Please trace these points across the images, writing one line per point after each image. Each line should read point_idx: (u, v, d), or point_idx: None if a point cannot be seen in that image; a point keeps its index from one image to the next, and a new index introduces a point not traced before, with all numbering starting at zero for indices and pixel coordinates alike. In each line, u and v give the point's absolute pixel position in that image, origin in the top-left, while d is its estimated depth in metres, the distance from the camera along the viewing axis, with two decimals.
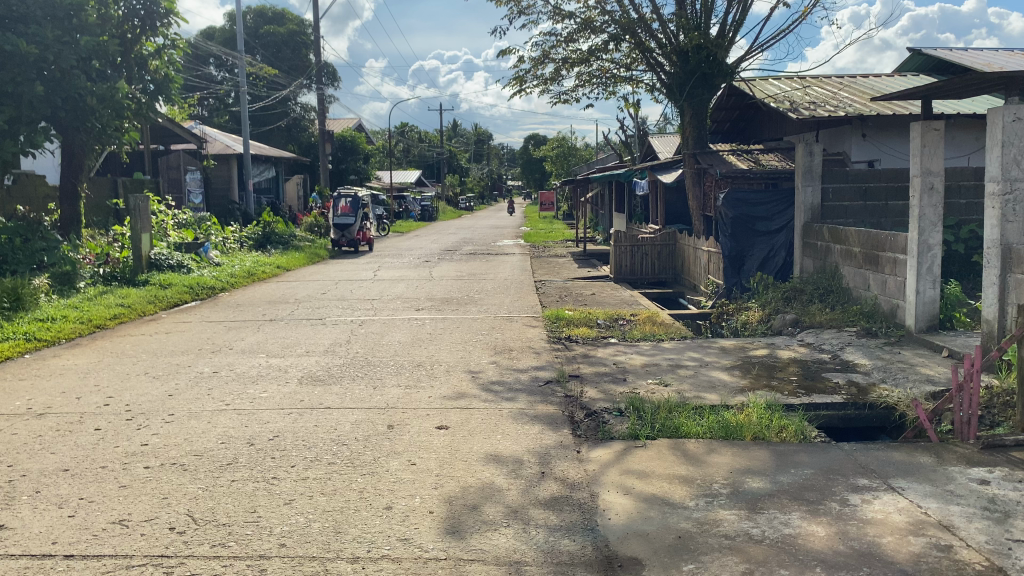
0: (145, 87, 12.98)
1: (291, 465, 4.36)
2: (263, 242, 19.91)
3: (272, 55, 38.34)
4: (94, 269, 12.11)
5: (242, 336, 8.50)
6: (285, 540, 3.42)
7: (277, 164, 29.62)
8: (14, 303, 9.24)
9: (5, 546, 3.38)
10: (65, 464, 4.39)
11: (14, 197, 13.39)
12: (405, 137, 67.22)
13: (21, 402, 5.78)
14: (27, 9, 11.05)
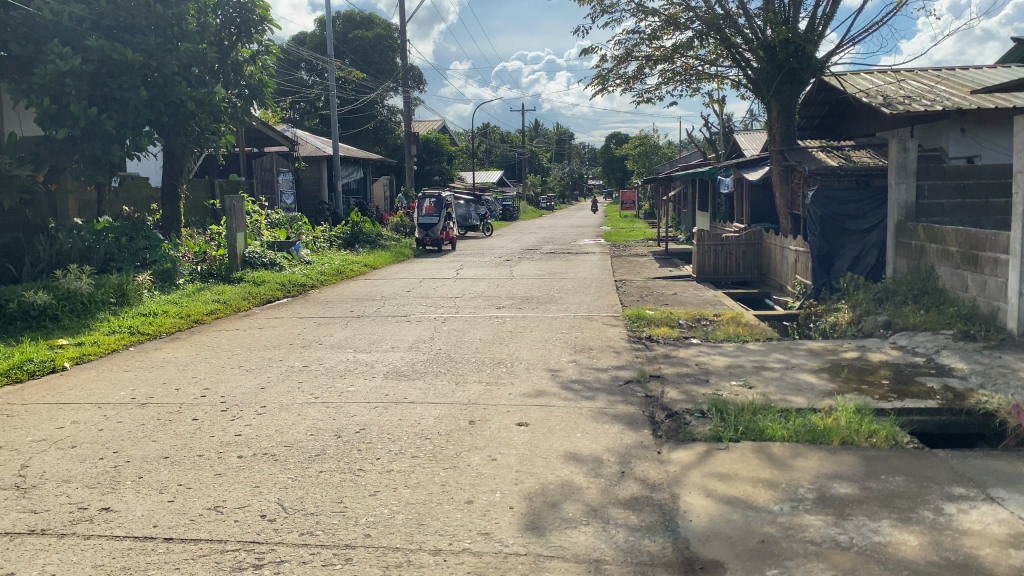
0: (241, 91, 13.56)
1: (377, 457, 4.48)
2: (351, 241, 20.42)
3: (361, 59, 39.27)
4: (193, 267, 12.66)
5: (330, 332, 8.76)
6: (370, 531, 3.51)
7: (364, 165, 30.37)
8: (121, 298, 9.75)
9: (111, 527, 3.58)
10: (165, 452, 4.61)
11: (120, 198, 14.14)
12: (488, 138, 67.77)
13: (125, 392, 6.10)
14: (133, 19, 11.65)
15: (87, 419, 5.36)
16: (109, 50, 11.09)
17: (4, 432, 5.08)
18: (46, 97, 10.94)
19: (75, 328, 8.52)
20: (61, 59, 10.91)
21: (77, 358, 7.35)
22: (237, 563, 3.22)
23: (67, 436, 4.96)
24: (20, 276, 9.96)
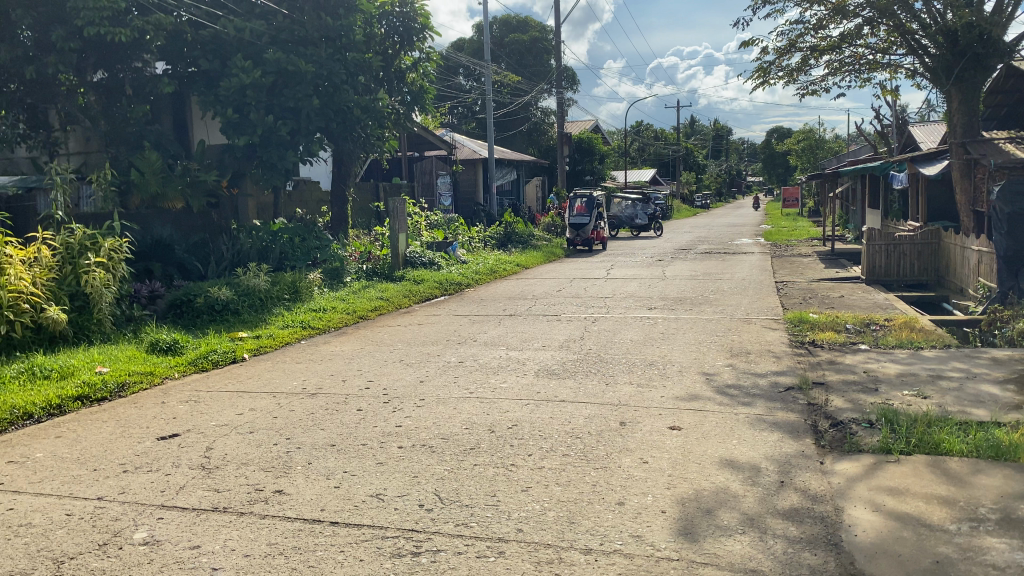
0: (403, 99, 14.18)
1: (528, 453, 4.54)
2: (505, 241, 20.80)
3: (516, 63, 39.92)
4: (359, 266, 13.32)
5: (485, 329, 8.96)
6: (523, 526, 3.56)
7: (518, 166, 30.88)
8: (293, 294, 10.46)
9: (283, 508, 3.83)
10: (332, 440, 4.88)
11: (292, 201, 15.09)
12: (642, 136, 67.02)
13: (297, 382, 6.53)
14: (306, 32, 12.37)
15: (263, 406, 5.76)
16: (284, 62, 11.87)
17: (192, 416, 5.55)
18: (230, 107, 11.90)
19: (254, 321, 9.19)
20: (243, 72, 11.82)
21: (256, 350, 7.93)
22: (396, 550, 3.36)
23: (246, 422, 5.35)
24: (206, 274, 10.88)
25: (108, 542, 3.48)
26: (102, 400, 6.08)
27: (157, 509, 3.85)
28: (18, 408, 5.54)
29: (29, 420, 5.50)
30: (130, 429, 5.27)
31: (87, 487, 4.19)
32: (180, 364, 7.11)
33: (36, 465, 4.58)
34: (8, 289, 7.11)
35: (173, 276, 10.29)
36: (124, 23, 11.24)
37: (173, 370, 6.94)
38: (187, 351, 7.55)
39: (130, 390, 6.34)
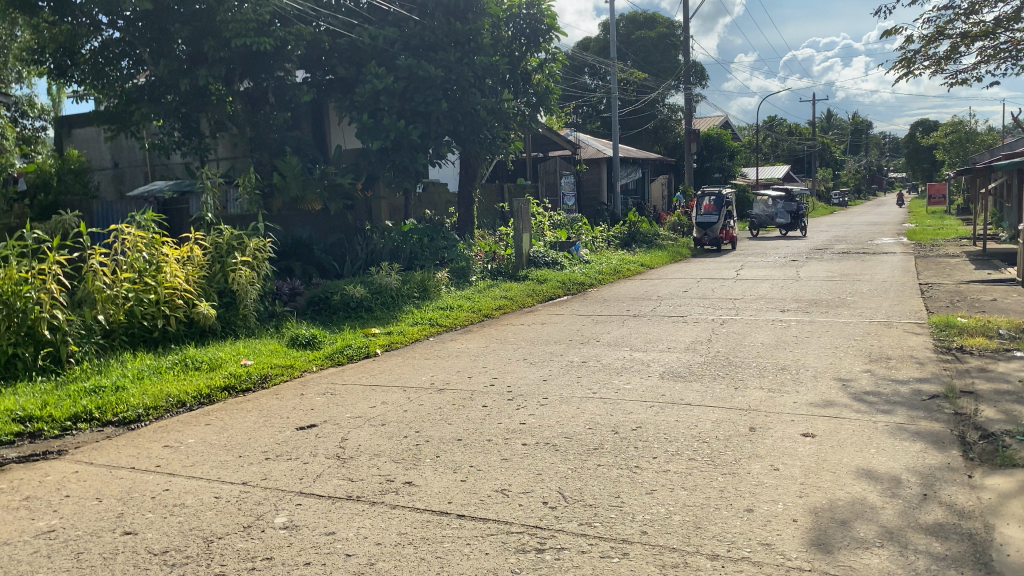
0: (529, 100, 14.36)
1: (653, 456, 4.49)
2: (629, 241, 20.63)
3: (643, 60, 39.43)
4: (484, 266, 13.55)
5: (609, 329, 8.91)
6: (647, 528, 3.53)
7: (643, 165, 30.52)
8: (422, 292, 10.79)
9: (413, 500, 3.95)
10: (459, 435, 4.99)
11: (422, 202, 15.51)
12: (774, 132, 64.75)
13: (425, 377, 6.72)
14: (436, 37, 12.70)
15: (393, 400, 5.96)
16: (416, 68, 12.25)
17: (328, 408, 5.81)
18: (364, 113, 12.37)
19: (385, 317, 9.53)
20: (377, 78, 12.26)
21: (388, 345, 8.22)
22: (520, 545, 3.40)
23: (379, 415, 5.55)
24: (341, 272, 11.35)
25: (251, 525, 3.69)
26: (247, 390, 6.47)
27: (296, 495, 4.06)
28: (173, 396, 5.97)
29: (183, 408, 5.92)
30: (273, 418, 5.58)
31: (233, 472, 4.46)
32: (318, 358, 7.46)
33: (189, 450, 4.92)
34: (166, 285, 7.67)
35: (311, 274, 10.81)
36: (268, 34, 11.90)
37: (312, 364, 7.29)
38: (324, 346, 7.92)
39: (272, 381, 6.71)
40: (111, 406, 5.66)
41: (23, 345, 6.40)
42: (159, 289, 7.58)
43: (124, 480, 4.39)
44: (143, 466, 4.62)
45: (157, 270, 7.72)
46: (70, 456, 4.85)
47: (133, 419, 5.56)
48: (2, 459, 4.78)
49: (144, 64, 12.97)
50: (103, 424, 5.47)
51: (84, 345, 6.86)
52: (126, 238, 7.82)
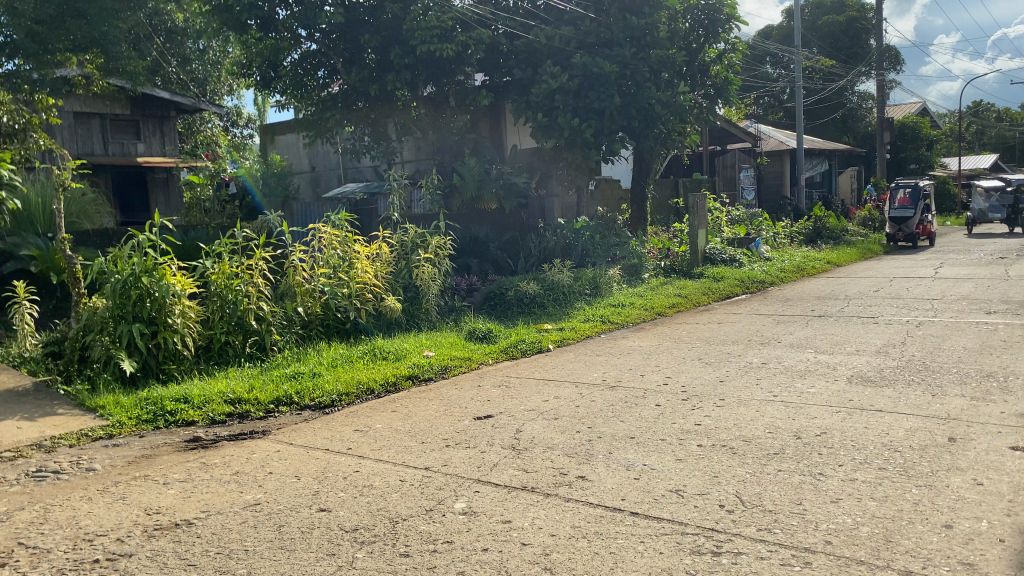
0: (707, 92, 14.00)
1: (839, 464, 4.27)
2: (814, 237, 19.64)
3: (830, 46, 37.35)
4: (658, 263, 13.40)
5: (791, 330, 8.54)
6: (832, 538, 3.37)
7: (830, 157, 28.92)
8: (595, 289, 10.84)
9: (587, 494, 3.99)
10: (632, 433, 4.97)
11: (596, 199, 15.55)
12: (980, 118, 59.27)
13: (598, 374, 6.75)
14: (612, 34, 12.68)
15: (567, 395, 6.04)
16: (591, 65, 12.33)
17: (505, 400, 5.98)
18: (540, 112, 12.58)
19: (559, 313, 9.66)
20: (553, 77, 12.42)
21: (560, 341, 8.33)
22: (696, 547, 3.35)
23: (552, 409, 5.64)
24: (516, 268, 11.62)
25: (433, 509, 3.87)
26: (428, 379, 6.77)
27: (474, 483, 4.21)
28: (363, 384, 6.37)
29: (371, 395, 6.29)
30: (452, 408, 5.81)
31: (417, 457, 4.70)
32: (494, 351, 7.69)
33: (376, 434, 5.23)
34: (356, 280, 8.18)
35: (487, 271, 11.15)
36: (450, 39, 12.35)
37: (488, 356, 7.52)
38: (499, 339, 8.15)
39: (452, 371, 6.99)
40: (308, 391, 6.13)
41: (234, 334, 7.04)
42: (350, 284, 8.10)
43: (319, 460, 4.74)
44: (336, 448, 4.96)
45: (349, 266, 8.26)
46: (272, 436, 5.31)
47: (328, 404, 5.99)
48: (215, 437, 5.30)
49: (338, 73, 13.86)
50: (302, 408, 5.94)
51: (285, 335, 7.45)
52: (322, 236, 8.43)
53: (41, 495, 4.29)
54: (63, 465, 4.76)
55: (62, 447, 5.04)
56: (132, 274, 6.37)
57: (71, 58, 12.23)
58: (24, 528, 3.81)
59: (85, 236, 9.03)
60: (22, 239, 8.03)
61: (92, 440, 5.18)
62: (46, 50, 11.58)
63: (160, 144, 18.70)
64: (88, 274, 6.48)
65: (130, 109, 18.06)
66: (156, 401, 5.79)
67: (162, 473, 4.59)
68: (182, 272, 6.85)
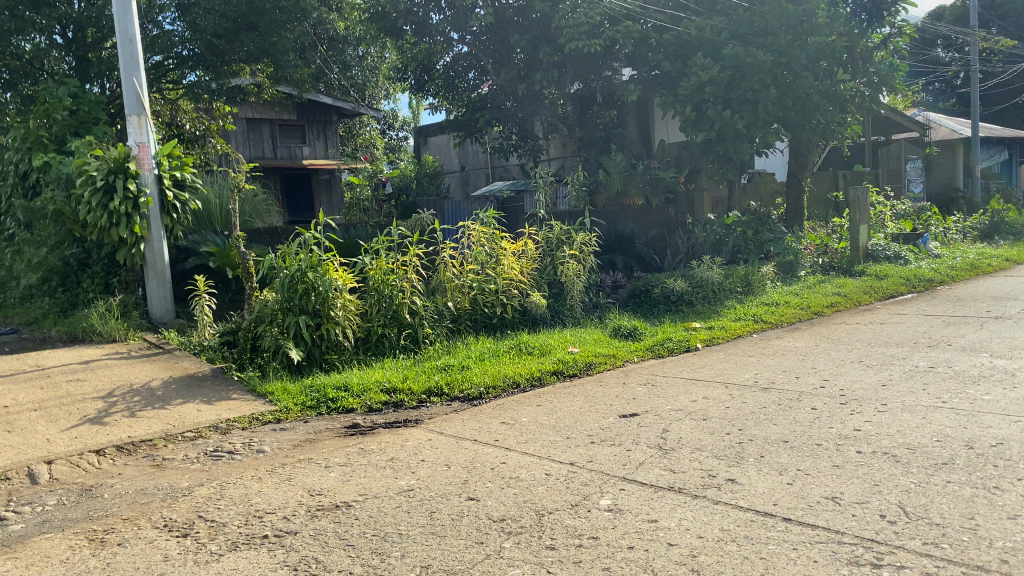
0: (870, 80, 13.26)
1: (1018, 478, 3.95)
2: (990, 232, 18.16)
3: (1012, 24, 34.37)
4: (815, 261, 12.84)
5: (963, 332, 7.95)
6: (1007, 557, 3.13)
7: (1011, 145, 26.65)
8: (747, 288, 10.52)
9: (737, 497, 3.90)
10: (785, 437, 4.81)
11: (748, 194, 15.08)
12: None
13: (750, 374, 6.56)
14: (767, 23, 12.25)
15: (717, 396, 5.91)
16: (743, 55, 11.96)
17: (651, 398, 5.93)
18: (689, 106, 12.31)
19: (707, 312, 9.45)
20: (704, 70, 12.15)
21: (709, 340, 8.15)
22: (854, 558, 3.20)
23: (701, 409, 5.54)
24: (664, 265, 11.48)
25: (579, 504, 3.91)
26: (574, 375, 6.82)
27: (620, 480, 4.21)
28: (510, 377, 6.50)
29: (517, 389, 6.41)
30: (598, 404, 5.83)
31: (563, 452, 4.75)
32: (640, 349, 7.63)
33: (523, 427, 5.34)
34: (503, 276, 8.34)
35: (633, 267, 11.07)
36: (599, 35, 12.34)
37: (634, 354, 7.47)
38: (646, 337, 8.08)
39: (597, 368, 7.00)
40: (458, 383, 6.32)
41: (390, 326, 7.35)
42: (497, 280, 8.27)
43: (468, 450, 4.89)
44: (484, 439, 5.10)
45: (496, 263, 8.42)
46: (424, 425, 5.52)
47: (476, 396, 6.16)
48: (372, 424, 5.58)
49: (488, 74, 14.20)
50: (452, 399, 6.14)
51: (436, 328, 7.70)
52: (471, 233, 8.68)
53: (219, 473, 4.67)
54: (237, 445, 5.17)
55: (236, 429, 5.47)
56: (298, 269, 6.78)
57: (246, 68, 13.20)
58: (203, 502, 4.17)
59: (257, 235, 9.72)
60: (203, 238, 8.74)
61: (262, 423, 5.59)
62: (224, 61, 12.51)
63: (323, 147, 19.72)
64: (260, 269, 6.97)
65: (297, 115, 19.23)
66: (320, 388, 6.16)
67: (324, 457, 4.88)
68: (343, 267, 7.23)
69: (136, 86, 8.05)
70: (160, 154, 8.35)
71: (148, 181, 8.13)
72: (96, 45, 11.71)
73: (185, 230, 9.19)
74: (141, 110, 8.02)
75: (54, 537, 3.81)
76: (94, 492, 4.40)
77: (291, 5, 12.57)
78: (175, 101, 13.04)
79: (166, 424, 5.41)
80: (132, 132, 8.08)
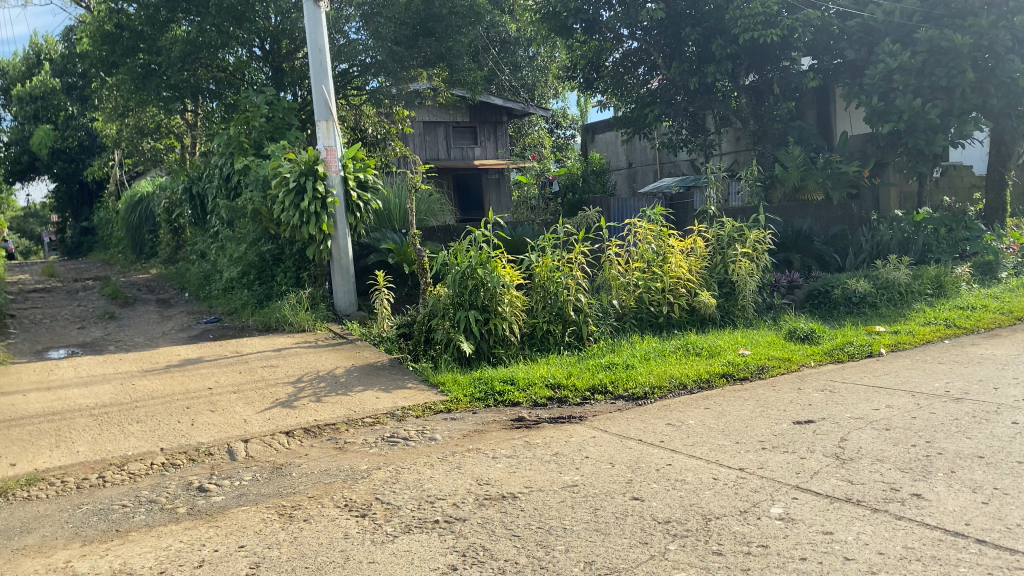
0: None
1: None
2: None
3: None
4: (1019, 261, 11.72)
5: None
6: None
7: None
8: (938, 289, 9.79)
9: (923, 514, 3.65)
10: (980, 452, 4.44)
11: (941, 188, 13.99)
12: None
13: (940, 383, 6.11)
14: (967, 3, 11.26)
15: (901, 405, 5.55)
16: (938, 39, 11.08)
17: (828, 405, 5.65)
18: (876, 96, 11.56)
19: (892, 315, 8.87)
20: (892, 57, 11.40)
21: (894, 345, 7.65)
22: None
23: (883, 418, 5.22)
24: (845, 265, 10.90)
25: (748, 511, 3.80)
26: (744, 378, 6.61)
27: (793, 489, 4.06)
28: (676, 378, 6.41)
29: (684, 390, 6.31)
30: (771, 409, 5.63)
31: (732, 457, 4.63)
32: (817, 353, 7.28)
33: (690, 429, 5.25)
34: (671, 274, 8.21)
35: (811, 266, 10.58)
36: (776, 24, 11.86)
37: (810, 358, 7.15)
38: (823, 341, 7.70)
39: (769, 371, 6.76)
40: (624, 381, 6.31)
41: (555, 323, 7.45)
42: (665, 278, 8.15)
43: (633, 449, 4.88)
44: (649, 439, 5.07)
45: (663, 261, 8.29)
46: (588, 422, 5.55)
47: (641, 395, 6.12)
48: (537, 418, 5.69)
49: (658, 68, 14.01)
50: (616, 397, 6.14)
51: (601, 326, 7.72)
52: (638, 230, 8.60)
53: (394, 458, 4.93)
54: (411, 432, 5.43)
55: (410, 417, 5.75)
56: (469, 265, 7.01)
57: (423, 73, 13.79)
58: (380, 485, 4.43)
59: (432, 233, 10.13)
60: (382, 235, 9.23)
61: (434, 412, 5.84)
62: (403, 67, 13.12)
63: (493, 147, 20.21)
64: (433, 266, 7.27)
65: (469, 117, 19.85)
66: (488, 381, 6.35)
67: (492, 448, 5.03)
68: (510, 265, 7.40)
69: (325, 93, 8.60)
70: (345, 157, 8.89)
71: (335, 182, 8.68)
72: (290, 56, 12.64)
73: (367, 228, 9.73)
74: (329, 116, 8.56)
75: (249, 509, 4.18)
76: (284, 470, 4.78)
77: (466, 9, 13.03)
78: (359, 106, 13.83)
79: (348, 410, 5.77)
80: (321, 137, 8.65)
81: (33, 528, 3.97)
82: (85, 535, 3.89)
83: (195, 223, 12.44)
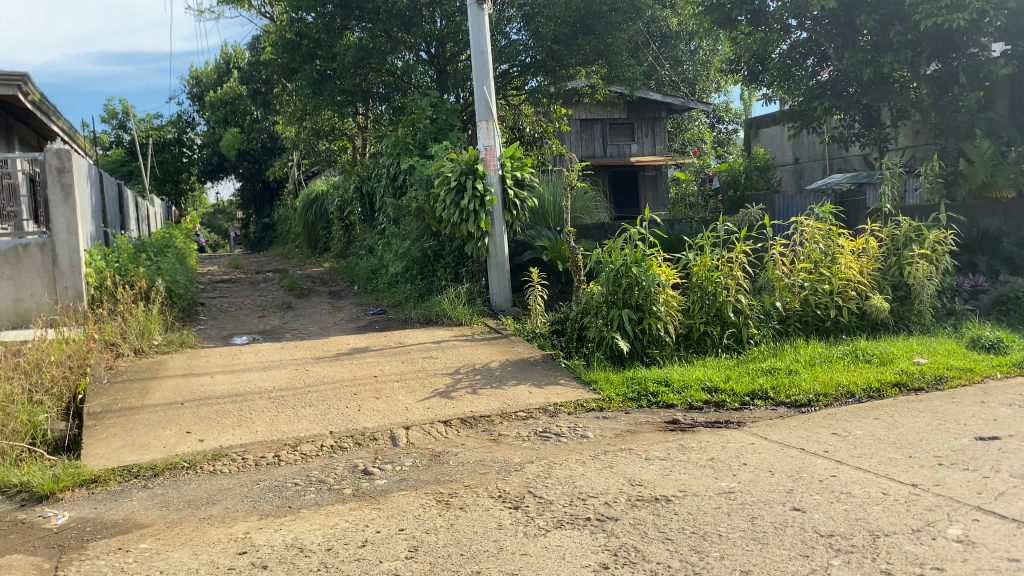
0: None
1: None
2: None
3: None
4: None
5: None
6: None
7: None
8: None
9: None
10: None
11: None
12: None
13: None
14: None
15: None
16: None
17: (1017, 422, 5.18)
18: None
19: None
20: None
21: None
22: None
23: None
24: None
25: (922, 530, 3.57)
26: (919, 389, 6.19)
27: (973, 510, 3.77)
28: (843, 386, 6.09)
29: (851, 399, 5.99)
30: (949, 423, 5.25)
31: (904, 472, 4.35)
32: (1004, 365, 6.70)
33: (857, 440, 4.98)
34: (840, 276, 7.79)
35: (999, 270, 9.74)
36: (964, 8, 10.99)
37: (996, 369, 6.58)
38: (1012, 351, 7.07)
39: (949, 382, 6.29)
40: (785, 388, 6.09)
41: (713, 324, 7.26)
42: (832, 280, 7.77)
43: (795, 458, 4.69)
44: (812, 449, 4.86)
45: (832, 261, 7.89)
46: (746, 428, 5.38)
47: (803, 402, 5.87)
48: (692, 421, 5.59)
49: (829, 59, 13.34)
50: (777, 403, 5.92)
51: (762, 329, 7.47)
52: (805, 229, 8.19)
53: (548, 453, 5.00)
54: (563, 429, 5.48)
55: (563, 413, 5.80)
56: (623, 263, 6.96)
57: (582, 71, 13.84)
58: (533, 479, 4.50)
59: (587, 231, 10.14)
60: (538, 233, 9.36)
61: (587, 410, 5.87)
62: (563, 65, 13.23)
63: (651, 143, 19.97)
64: (588, 263, 7.29)
65: (627, 113, 19.71)
66: (641, 381, 6.30)
67: (645, 449, 4.98)
68: (666, 264, 7.29)
69: (486, 95, 8.80)
70: (504, 156, 9.08)
71: (494, 181, 8.88)
72: (454, 58, 13.05)
73: (524, 226, 9.89)
74: (489, 116, 8.77)
75: (409, 494, 4.37)
76: (441, 458, 4.95)
77: (627, 6, 12.97)
78: (519, 106, 14.08)
79: (502, 403, 5.90)
80: (482, 137, 8.87)
81: (217, 499, 4.34)
82: (261, 509, 4.21)
83: (364, 220, 13.10)
